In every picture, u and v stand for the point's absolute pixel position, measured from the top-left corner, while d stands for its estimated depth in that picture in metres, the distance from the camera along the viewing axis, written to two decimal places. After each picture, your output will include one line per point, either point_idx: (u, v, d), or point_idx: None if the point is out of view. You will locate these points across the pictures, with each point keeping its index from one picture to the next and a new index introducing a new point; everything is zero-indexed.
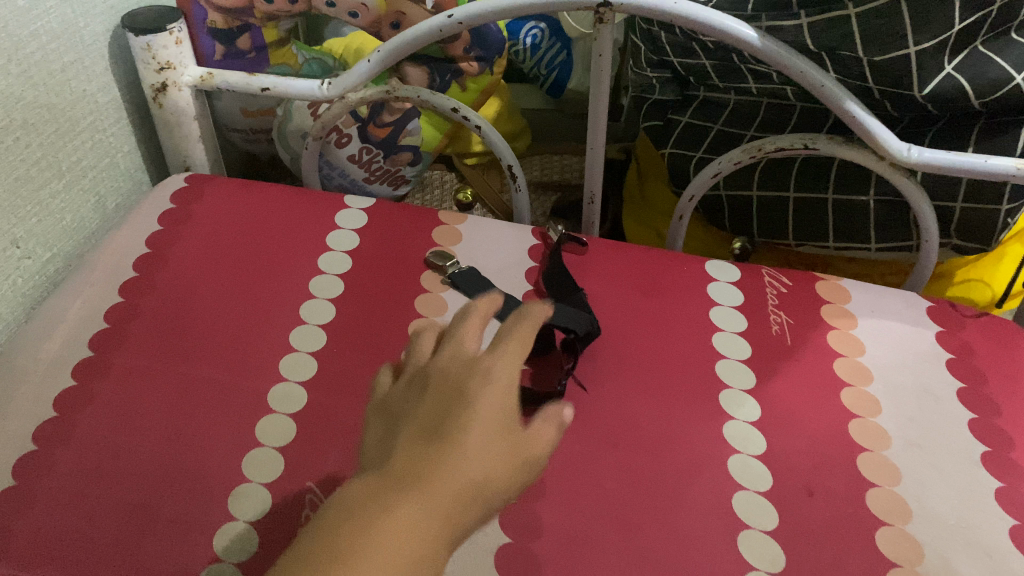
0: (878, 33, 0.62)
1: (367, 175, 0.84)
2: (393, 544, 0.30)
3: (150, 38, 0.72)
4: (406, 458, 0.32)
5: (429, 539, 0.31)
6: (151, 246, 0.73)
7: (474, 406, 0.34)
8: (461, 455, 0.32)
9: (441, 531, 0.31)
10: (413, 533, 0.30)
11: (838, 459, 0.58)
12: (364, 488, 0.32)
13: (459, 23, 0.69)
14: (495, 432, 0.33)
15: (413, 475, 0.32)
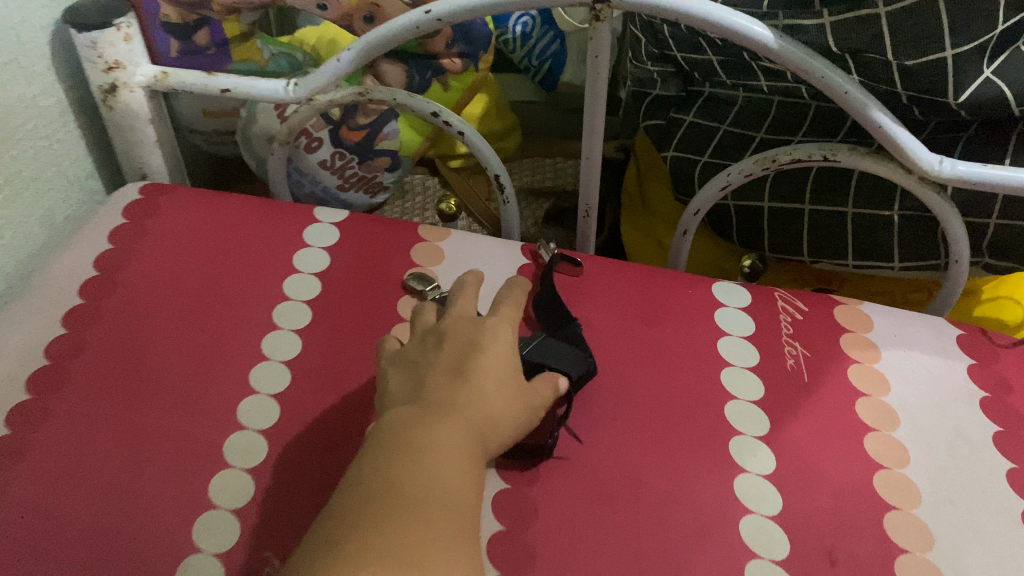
0: (912, 33, 0.55)
1: (341, 182, 0.78)
2: (445, 441, 0.39)
3: (95, 34, 0.64)
4: (436, 370, 0.45)
5: (460, 448, 0.39)
6: (101, 269, 0.66)
7: (487, 349, 0.46)
8: (478, 363, 0.45)
9: (470, 440, 0.40)
10: (450, 441, 0.39)
11: (863, 519, 0.51)
12: (411, 412, 0.41)
13: (437, 19, 0.61)
14: (503, 364, 0.46)
15: (445, 392, 0.42)
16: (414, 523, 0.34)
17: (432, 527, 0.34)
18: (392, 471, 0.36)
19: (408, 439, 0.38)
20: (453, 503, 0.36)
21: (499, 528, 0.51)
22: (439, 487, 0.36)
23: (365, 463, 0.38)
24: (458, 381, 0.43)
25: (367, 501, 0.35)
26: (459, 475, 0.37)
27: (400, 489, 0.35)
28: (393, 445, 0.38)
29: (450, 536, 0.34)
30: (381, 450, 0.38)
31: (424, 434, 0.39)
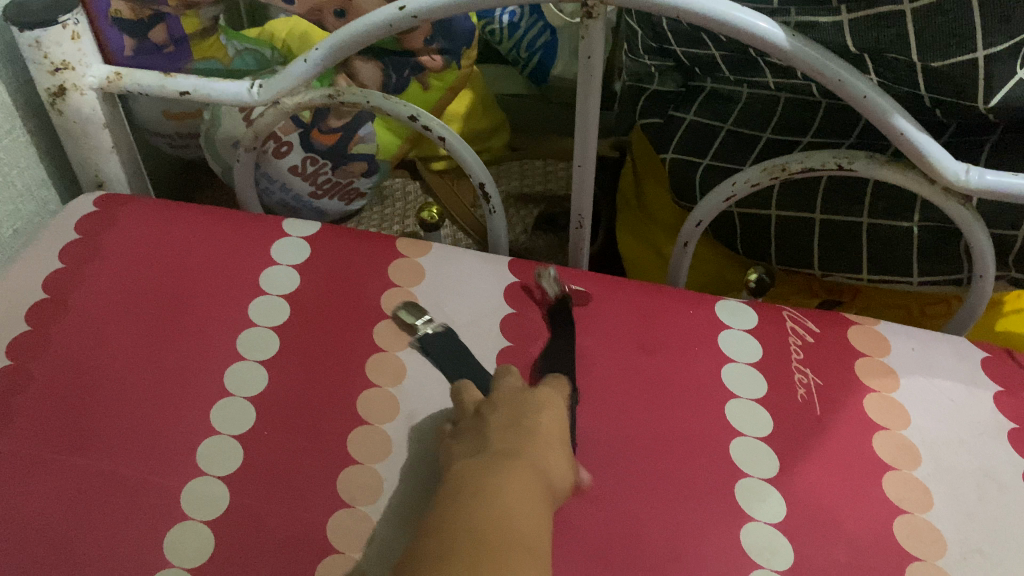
0: (941, 33, 0.50)
1: (313, 188, 0.73)
2: (523, 490, 0.40)
3: (39, 33, 0.58)
4: (502, 419, 0.46)
5: (533, 494, 0.41)
6: (50, 291, 0.60)
7: (547, 416, 0.47)
8: (540, 422, 0.46)
9: (538, 490, 0.42)
10: (526, 493, 0.40)
11: (884, 574, 0.46)
12: (486, 458, 0.42)
13: (412, 17, 0.55)
14: (560, 435, 0.47)
15: (511, 445, 0.44)
16: (501, 562, 0.36)
17: (513, 575, 0.35)
18: (478, 514, 0.38)
19: (488, 483, 0.40)
20: (531, 552, 0.37)
21: None
22: (520, 532, 0.38)
23: (450, 502, 0.39)
24: (525, 437, 0.45)
25: (458, 538, 0.37)
26: (536, 521, 0.39)
27: (493, 530, 0.37)
28: (475, 487, 0.40)
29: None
30: (465, 492, 0.40)
31: (505, 480, 0.40)
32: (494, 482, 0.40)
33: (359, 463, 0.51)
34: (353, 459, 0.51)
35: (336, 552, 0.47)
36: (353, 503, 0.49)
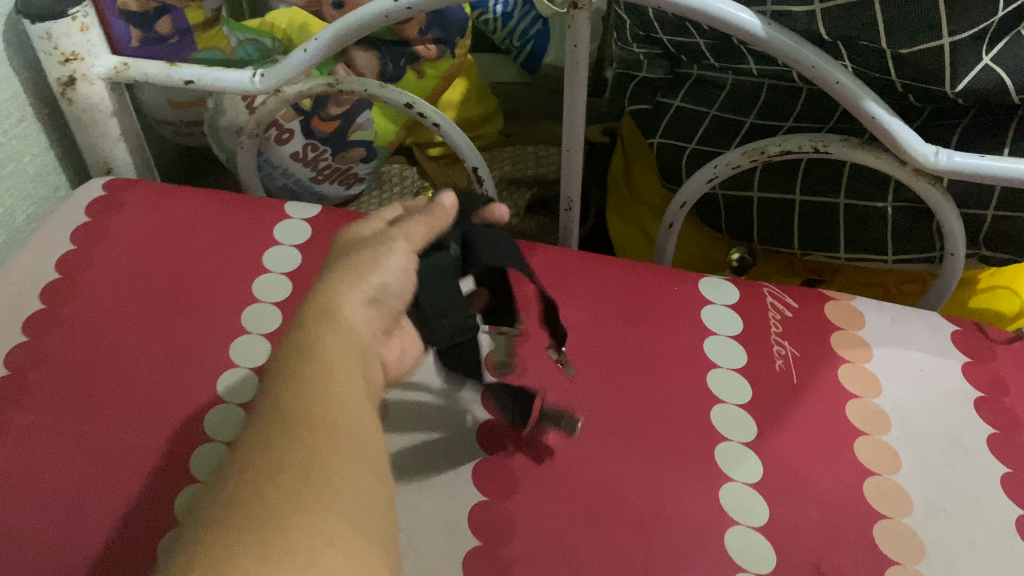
0: (908, 20, 0.53)
1: (314, 173, 0.76)
2: (334, 375, 0.33)
3: (50, 25, 0.61)
4: (318, 289, 0.39)
5: (351, 369, 0.34)
6: (62, 272, 0.63)
7: (394, 242, 0.44)
8: (357, 282, 0.40)
9: (352, 365, 0.35)
10: (350, 345, 0.36)
11: (852, 530, 0.49)
12: (292, 339, 0.35)
13: (407, 9, 0.57)
14: (401, 267, 0.43)
15: (331, 311, 0.37)
16: (324, 433, 0.30)
17: (359, 421, 0.32)
18: (291, 411, 0.30)
19: (304, 371, 0.33)
20: (358, 407, 0.33)
21: (476, 546, 0.49)
22: (339, 410, 0.31)
23: (260, 395, 0.32)
24: (343, 297, 0.39)
25: (256, 436, 0.29)
26: (356, 400, 0.33)
27: (300, 423, 0.30)
28: (287, 379, 0.32)
29: (371, 436, 0.32)
30: (274, 397, 0.32)
31: (316, 366, 0.33)
32: (306, 374, 0.33)
33: None
34: None
35: None
36: None
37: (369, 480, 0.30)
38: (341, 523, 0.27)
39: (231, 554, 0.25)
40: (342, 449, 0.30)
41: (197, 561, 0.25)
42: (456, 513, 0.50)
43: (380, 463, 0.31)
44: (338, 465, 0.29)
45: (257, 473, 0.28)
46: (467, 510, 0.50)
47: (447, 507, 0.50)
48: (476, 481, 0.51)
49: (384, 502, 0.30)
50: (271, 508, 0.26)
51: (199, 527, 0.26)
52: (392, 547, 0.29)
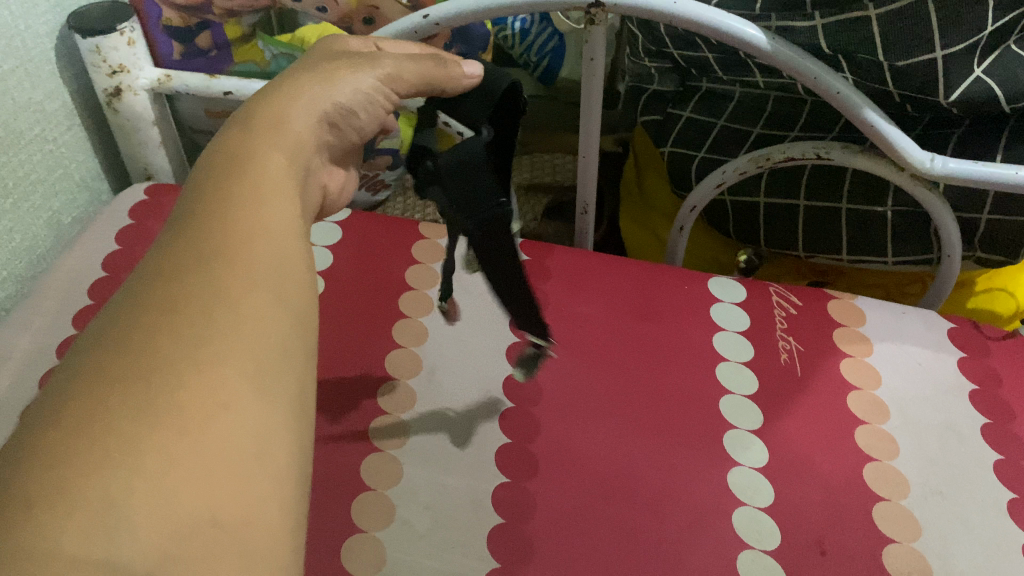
0: (902, 36, 0.56)
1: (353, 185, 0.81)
2: (260, 196, 0.32)
3: (99, 39, 0.65)
4: (269, 92, 0.40)
5: (281, 181, 0.34)
6: (108, 270, 0.67)
7: (378, 60, 0.44)
8: (316, 90, 0.40)
9: (286, 183, 0.34)
10: (291, 165, 0.35)
11: (852, 510, 0.53)
12: (227, 142, 0.35)
13: (434, 24, 0.62)
14: (371, 87, 0.43)
15: (280, 115, 0.37)
16: (236, 269, 0.29)
17: (270, 257, 0.31)
18: (208, 239, 0.30)
19: (232, 180, 0.32)
20: (284, 226, 0.32)
21: (499, 522, 0.52)
22: (258, 242, 0.31)
23: (179, 210, 0.32)
24: (295, 103, 0.39)
25: (168, 261, 0.29)
26: (277, 219, 0.32)
27: (212, 257, 0.29)
28: (209, 202, 0.31)
29: (292, 269, 0.31)
30: (192, 219, 0.31)
31: (244, 182, 0.32)
32: (232, 195, 0.32)
33: (388, 415, 0.58)
34: (383, 412, 0.58)
35: (369, 490, 0.54)
36: (383, 448, 0.56)
37: (280, 318, 0.29)
38: (239, 373, 0.26)
39: (128, 396, 0.24)
40: (253, 288, 0.29)
41: (90, 394, 0.24)
42: (480, 492, 0.54)
43: (297, 299, 0.31)
44: (245, 305, 0.28)
45: (161, 308, 0.27)
46: (491, 489, 0.54)
47: (473, 486, 0.54)
48: (499, 463, 0.55)
49: (298, 342, 0.30)
50: (171, 348, 0.26)
51: (94, 357, 0.25)
52: (304, 385, 0.29)
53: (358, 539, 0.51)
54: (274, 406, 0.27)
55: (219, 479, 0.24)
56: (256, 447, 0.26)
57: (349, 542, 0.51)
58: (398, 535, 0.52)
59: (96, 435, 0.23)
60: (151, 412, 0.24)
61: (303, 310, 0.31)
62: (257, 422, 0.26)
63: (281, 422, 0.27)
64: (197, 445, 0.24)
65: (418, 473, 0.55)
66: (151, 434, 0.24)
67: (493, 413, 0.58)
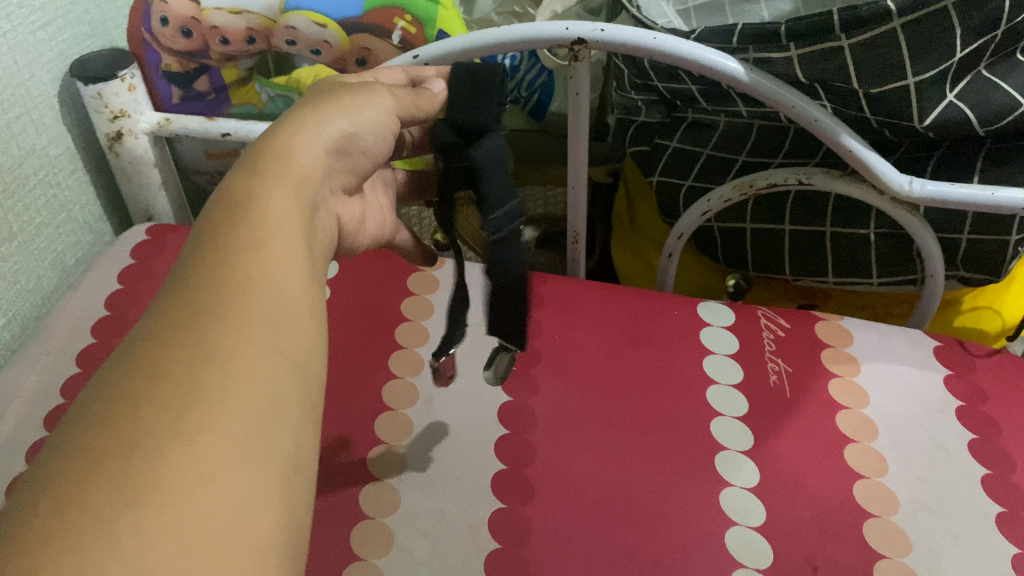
0: (874, 64, 0.59)
1: None
2: (259, 250, 0.32)
3: (100, 86, 0.67)
4: (276, 133, 0.39)
5: (281, 236, 0.33)
6: (111, 309, 0.69)
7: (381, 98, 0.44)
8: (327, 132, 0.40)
9: (286, 236, 0.33)
10: (292, 217, 0.35)
11: (843, 527, 0.54)
12: (231, 191, 0.34)
13: (425, 64, 0.63)
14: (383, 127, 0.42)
15: (287, 159, 0.37)
16: (226, 327, 0.29)
17: (265, 316, 0.30)
18: (205, 300, 0.29)
19: (231, 237, 0.32)
20: (285, 288, 0.32)
21: (496, 546, 0.53)
22: (251, 299, 0.30)
23: (177, 271, 0.31)
24: (303, 146, 0.38)
25: (158, 325, 0.28)
26: (275, 278, 0.32)
27: (204, 321, 0.29)
28: (204, 259, 0.31)
29: (290, 324, 0.31)
30: (186, 279, 0.30)
31: (244, 235, 0.32)
32: (230, 254, 0.31)
33: (385, 444, 0.59)
34: (380, 442, 0.59)
35: (368, 518, 0.55)
36: (381, 476, 0.57)
37: (271, 378, 0.29)
38: (227, 442, 0.26)
39: (107, 473, 0.24)
40: (246, 351, 0.29)
41: (67, 473, 0.24)
42: (477, 518, 0.55)
43: (291, 356, 0.30)
44: (233, 367, 0.28)
45: (146, 374, 0.26)
46: (487, 516, 0.55)
47: (469, 512, 0.55)
48: (495, 490, 0.56)
49: (292, 397, 0.29)
50: (156, 420, 0.25)
51: (76, 432, 0.25)
52: (297, 444, 0.28)
53: (357, 566, 0.52)
54: (261, 477, 0.26)
55: (197, 554, 0.23)
56: (241, 519, 0.25)
57: (349, 569, 0.52)
58: (398, 562, 0.52)
59: (72, 515, 0.23)
60: (127, 486, 0.24)
61: (300, 370, 0.30)
62: (242, 493, 0.25)
63: (267, 492, 0.26)
64: (175, 523, 0.23)
65: (416, 501, 0.56)
66: (127, 513, 0.23)
67: (488, 439, 0.59)
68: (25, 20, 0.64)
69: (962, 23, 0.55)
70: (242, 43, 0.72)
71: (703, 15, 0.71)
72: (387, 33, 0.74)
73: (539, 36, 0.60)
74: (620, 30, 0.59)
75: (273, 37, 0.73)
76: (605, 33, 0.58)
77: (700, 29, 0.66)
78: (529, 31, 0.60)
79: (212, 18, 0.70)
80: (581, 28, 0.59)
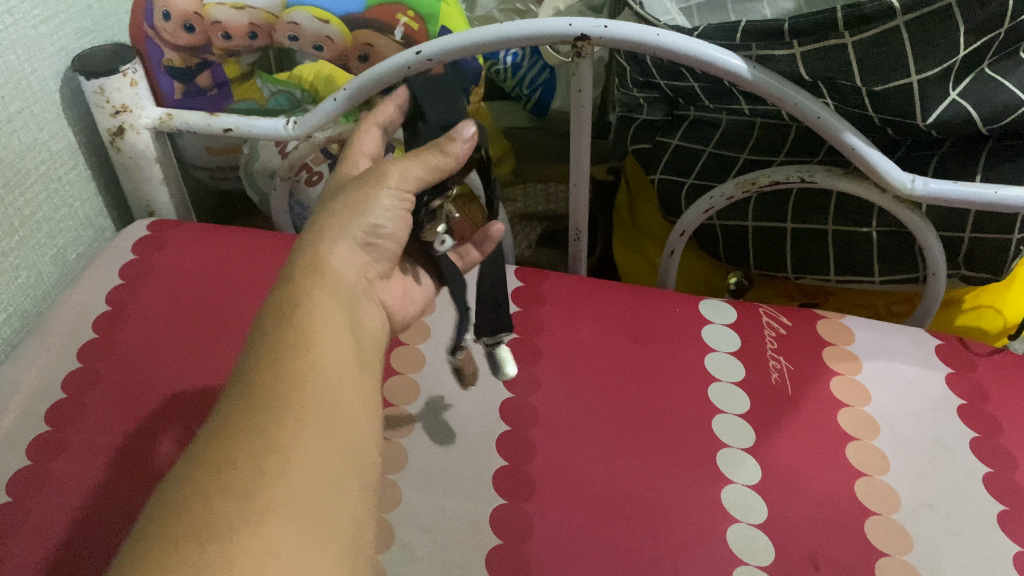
0: (878, 62, 0.59)
1: None
2: (308, 345, 0.36)
3: (103, 81, 0.67)
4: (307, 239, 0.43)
5: (325, 333, 0.37)
6: (111, 304, 0.69)
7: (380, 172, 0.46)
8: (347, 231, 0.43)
9: (329, 334, 0.37)
10: (333, 315, 0.39)
11: (844, 525, 0.54)
12: (279, 298, 0.39)
13: (428, 61, 0.63)
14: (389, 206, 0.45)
15: (319, 263, 0.41)
16: (284, 416, 0.33)
17: (319, 405, 0.34)
18: (264, 398, 0.33)
19: (283, 337, 0.36)
20: (333, 379, 0.36)
21: (497, 543, 0.53)
22: (305, 388, 0.34)
23: (236, 374, 0.35)
24: (329, 243, 0.42)
25: (223, 424, 0.33)
26: (323, 370, 0.36)
27: (263, 413, 0.33)
28: (261, 360, 0.35)
29: (340, 410, 0.35)
30: (244, 380, 0.35)
31: (294, 332, 0.36)
32: (283, 350, 0.36)
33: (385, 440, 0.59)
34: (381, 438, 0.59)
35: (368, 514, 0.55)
36: (382, 473, 0.57)
37: (327, 460, 0.33)
38: (287, 522, 0.30)
39: (181, 559, 0.28)
40: (302, 434, 0.33)
41: (149, 559, 0.28)
42: (479, 515, 0.55)
43: (345, 438, 0.34)
44: (292, 451, 0.32)
45: (215, 466, 0.31)
46: (488, 512, 0.55)
47: (471, 509, 0.55)
48: (495, 487, 0.56)
49: (346, 477, 0.33)
50: (225, 505, 0.29)
51: (157, 523, 0.29)
52: (351, 520, 0.32)
53: None
54: (320, 550, 0.30)
55: None
56: None
57: None
58: (398, 558, 0.52)
59: None
60: (201, 568, 0.27)
61: (351, 454, 0.34)
62: (302, 566, 0.29)
63: (328, 565, 0.30)
64: None
65: (416, 497, 0.56)
66: None
67: (489, 436, 0.59)
68: (27, 14, 0.64)
69: (966, 21, 0.55)
70: (245, 38, 0.73)
71: (705, 13, 0.70)
72: (389, 30, 0.73)
73: (544, 33, 0.60)
74: (625, 27, 0.59)
75: (275, 33, 0.73)
76: (609, 29, 0.59)
77: (703, 26, 0.66)
78: (535, 28, 0.60)
79: (214, 13, 0.70)
80: (584, 25, 0.59)
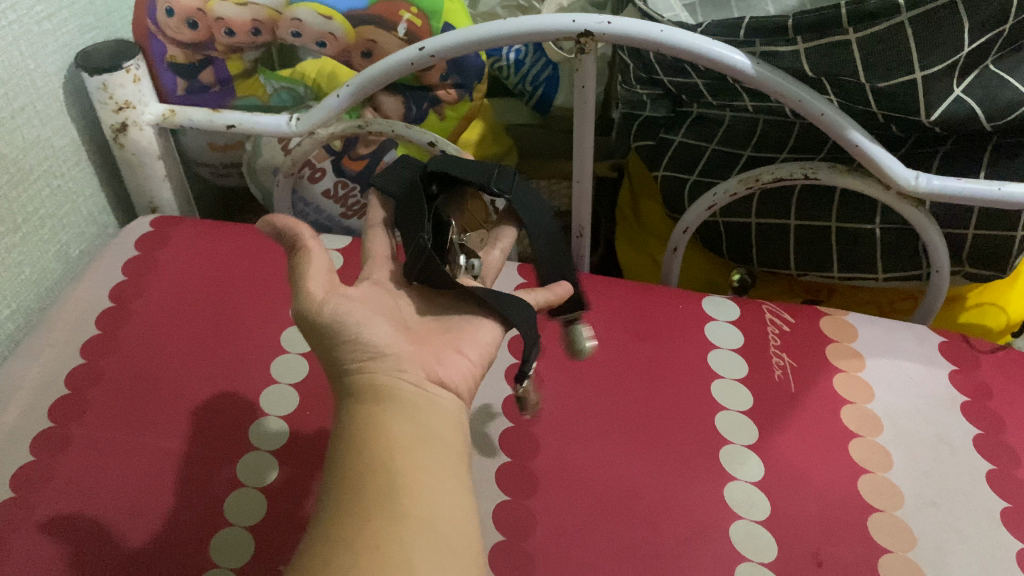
0: (883, 58, 0.58)
1: (343, 209, 0.85)
2: (367, 446, 0.36)
3: (106, 77, 0.67)
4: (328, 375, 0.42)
5: (382, 429, 0.37)
6: (115, 300, 0.69)
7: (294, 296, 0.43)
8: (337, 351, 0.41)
9: (381, 428, 0.37)
10: (383, 410, 0.38)
11: (848, 522, 0.54)
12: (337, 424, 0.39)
13: (431, 56, 0.63)
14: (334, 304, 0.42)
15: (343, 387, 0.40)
16: (361, 519, 0.33)
17: (394, 497, 0.34)
18: (348, 510, 0.34)
19: (346, 450, 0.36)
20: (404, 465, 0.35)
21: (500, 540, 0.53)
22: (373, 486, 0.34)
23: (325, 493, 0.36)
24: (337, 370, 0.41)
25: (310, 549, 0.33)
26: (391, 462, 0.35)
27: (340, 524, 0.33)
28: (332, 480, 0.36)
29: (421, 492, 0.34)
30: (324, 502, 0.35)
31: (352, 444, 0.37)
32: (348, 461, 0.36)
33: None
34: None
35: None
36: None
37: (409, 543, 0.32)
38: None
39: None
40: (382, 526, 0.33)
41: None
42: (482, 511, 0.55)
43: (429, 519, 0.34)
44: (372, 545, 0.32)
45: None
46: (491, 509, 0.55)
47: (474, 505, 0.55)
48: (497, 483, 0.56)
49: (436, 556, 0.32)
50: None
51: None
52: None
53: None
54: None
55: None
56: None
57: None
58: None
59: None
60: None
61: (453, 542, 0.33)
62: None
63: None
64: None
65: None
66: None
67: (492, 433, 0.59)
68: (29, 10, 0.64)
69: (971, 17, 0.55)
70: (248, 34, 0.72)
71: (708, 9, 0.71)
72: (392, 26, 0.73)
73: (547, 29, 0.59)
74: (628, 23, 0.59)
75: (278, 29, 0.73)
76: (612, 26, 0.58)
77: (706, 23, 0.65)
78: (538, 24, 0.59)
79: (217, 9, 0.70)
80: (588, 21, 0.59)
